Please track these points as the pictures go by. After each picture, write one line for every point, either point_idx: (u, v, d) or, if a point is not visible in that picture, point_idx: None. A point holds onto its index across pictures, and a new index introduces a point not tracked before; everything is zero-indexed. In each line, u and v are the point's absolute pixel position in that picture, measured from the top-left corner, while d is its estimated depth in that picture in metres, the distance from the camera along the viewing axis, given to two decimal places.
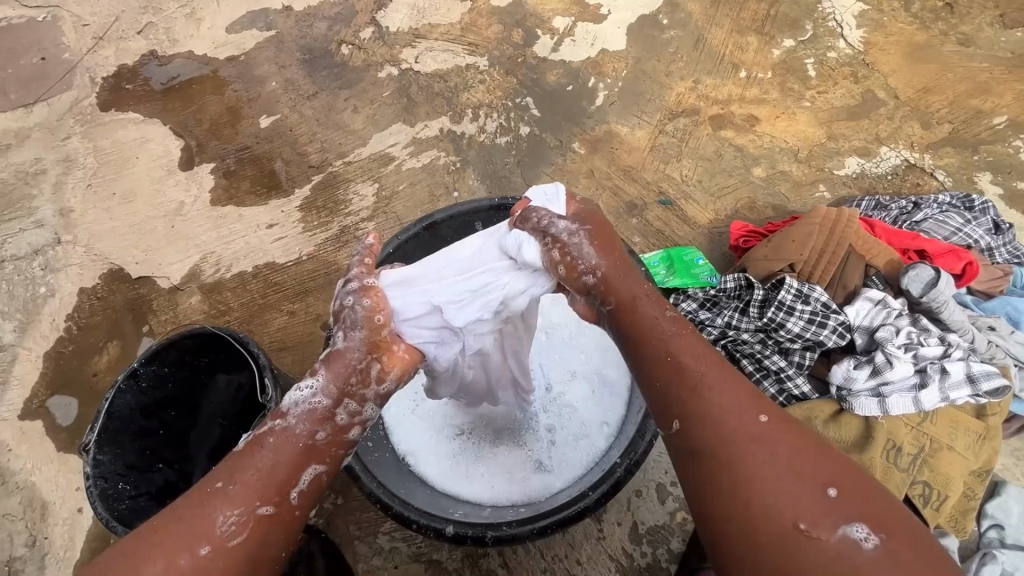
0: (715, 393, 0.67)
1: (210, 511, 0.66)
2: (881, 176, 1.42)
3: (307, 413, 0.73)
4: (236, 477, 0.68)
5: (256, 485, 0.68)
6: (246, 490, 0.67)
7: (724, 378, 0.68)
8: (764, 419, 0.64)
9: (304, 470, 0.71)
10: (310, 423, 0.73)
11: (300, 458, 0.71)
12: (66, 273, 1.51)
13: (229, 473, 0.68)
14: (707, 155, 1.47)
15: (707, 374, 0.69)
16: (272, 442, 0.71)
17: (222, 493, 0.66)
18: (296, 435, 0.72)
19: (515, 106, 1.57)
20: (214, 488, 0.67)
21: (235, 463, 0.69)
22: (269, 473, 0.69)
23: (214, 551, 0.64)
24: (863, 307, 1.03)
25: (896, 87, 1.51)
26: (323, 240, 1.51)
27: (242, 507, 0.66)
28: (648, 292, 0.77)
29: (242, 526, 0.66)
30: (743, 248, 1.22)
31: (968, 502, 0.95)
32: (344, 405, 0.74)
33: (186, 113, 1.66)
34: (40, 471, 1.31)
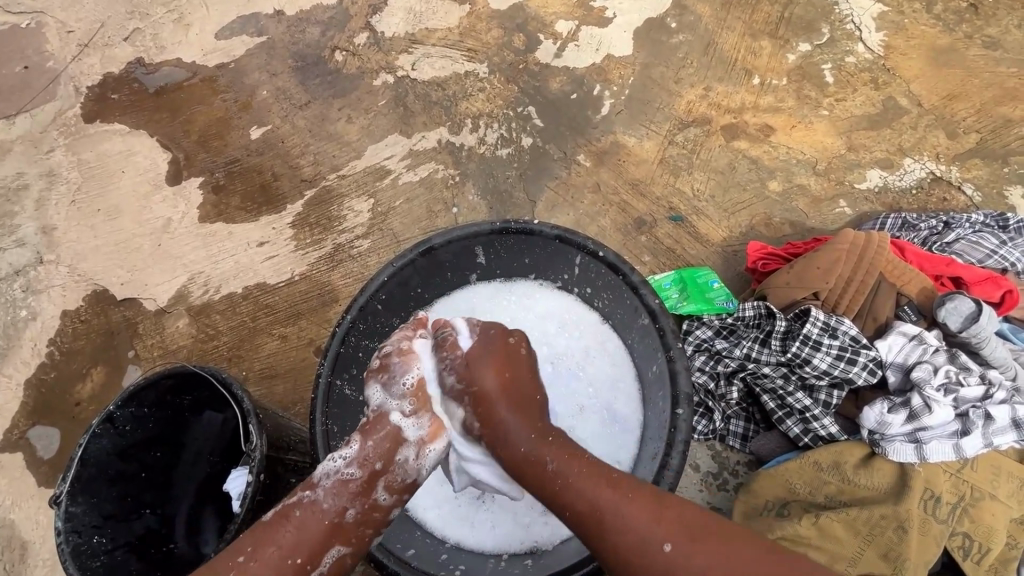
0: (624, 525, 0.66)
1: None
2: (904, 190, 1.35)
3: (337, 487, 0.73)
4: (257, 554, 0.69)
5: (278, 566, 0.69)
6: (266, 569, 0.68)
7: (624, 503, 0.67)
8: (668, 549, 0.64)
9: (326, 552, 0.71)
10: (338, 503, 0.72)
11: (325, 540, 0.71)
12: (48, 295, 1.45)
13: (251, 548, 0.69)
14: (720, 168, 1.40)
15: (617, 511, 0.67)
16: (296, 520, 0.71)
17: (243, 571, 0.68)
18: (326, 512, 0.72)
19: (516, 116, 1.49)
20: (237, 563, 0.69)
21: (260, 537, 0.70)
22: (292, 552, 0.69)
23: None
24: (896, 342, 0.98)
25: (919, 94, 1.43)
26: (316, 259, 1.44)
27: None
28: (542, 439, 0.74)
29: None
30: (760, 272, 1.15)
31: (1010, 552, 0.90)
32: (376, 484, 0.74)
33: (173, 125, 1.59)
34: (20, 508, 1.25)
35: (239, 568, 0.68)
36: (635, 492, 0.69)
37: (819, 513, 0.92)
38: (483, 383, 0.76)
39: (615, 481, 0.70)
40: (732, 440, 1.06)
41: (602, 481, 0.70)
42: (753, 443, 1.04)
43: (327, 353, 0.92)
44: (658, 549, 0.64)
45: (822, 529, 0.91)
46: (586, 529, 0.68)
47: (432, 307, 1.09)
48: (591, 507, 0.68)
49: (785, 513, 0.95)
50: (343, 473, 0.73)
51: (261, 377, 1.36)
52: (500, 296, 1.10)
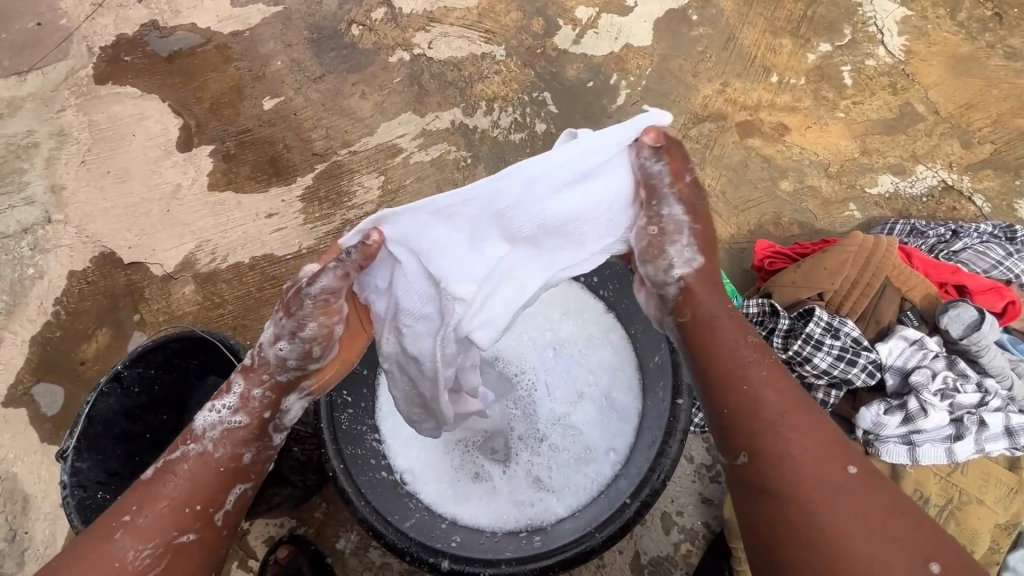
0: (802, 438, 0.69)
1: (116, 545, 0.67)
2: (915, 198, 1.35)
3: (224, 426, 0.74)
4: (147, 510, 0.69)
5: (169, 516, 0.69)
6: (158, 521, 0.68)
7: (800, 438, 0.69)
8: (852, 470, 0.66)
9: (226, 492, 0.73)
10: (227, 451, 0.73)
11: (217, 479, 0.73)
12: (56, 255, 1.45)
13: (135, 505, 0.69)
14: (732, 164, 1.39)
15: (794, 423, 0.70)
16: (178, 475, 0.71)
17: (131, 527, 0.68)
18: (205, 467, 0.72)
19: (531, 101, 1.49)
20: (123, 521, 0.68)
21: (142, 494, 0.70)
22: (186, 502, 0.70)
23: None
24: (897, 346, 1.00)
25: (937, 101, 1.43)
26: (324, 234, 1.45)
27: (157, 540, 0.68)
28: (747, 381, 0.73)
29: (157, 557, 0.67)
30: (766, 270, 1.16)
31: (993, 555, 0.92)
32: (254, 427, 0.75)
33: (186, 90, 1.58)
34: (23, 462, 1.27)
35: (124, 527, 0.68)
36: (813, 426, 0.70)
37: None
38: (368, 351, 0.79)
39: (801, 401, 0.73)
40: None
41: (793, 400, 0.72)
42: None
43: None
44: (838, 476, 0.66)
45: None
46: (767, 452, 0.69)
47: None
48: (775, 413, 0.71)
49: None
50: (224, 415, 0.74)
51: None
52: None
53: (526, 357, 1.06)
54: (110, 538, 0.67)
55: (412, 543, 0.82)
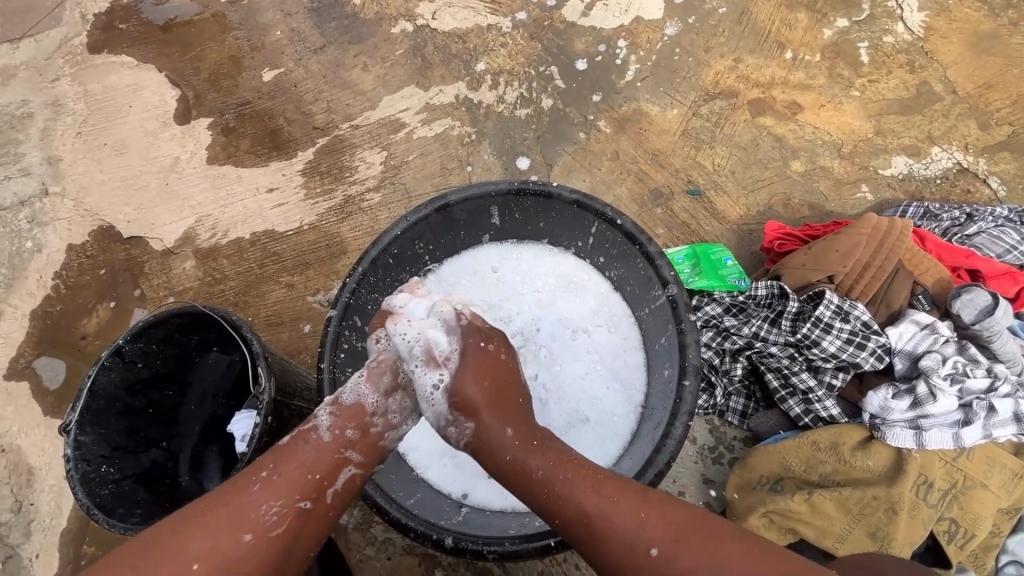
0: (614, 530, 0.66)
1: (252, 501, 0.68)
2: (929, 180, 1.32)
3: (333, 413, 0.76)
4: (280, 469, 0.71)
5: (298, 482, 0.70)
6: (288, 482, 0.70)
7: (613, 506, 0.68)
8: (652, 554, 0.64)
9: (341, 471, 0.73)
10: (337, 431, 0.75)
11: (334, 461, 0.73)
12: (54, 228, 1.43)
13: (273, 464, 0.71)
14: (743, 143, 1.36)
15: (603, 517, 0.67)
16: (313, 441, 0.73)
17: (268, 482, 0.69)
18: (332, 440, 0.74)
19: (538, 76, 1.45)
20: (260, 477, 0.70)
21: (278, 453, 0.73)
22: (311, 468, 0.72)
23: (255, 540, 0.66)
24: (908, 330, 0.99)
25: (955, 81, 1.39)
26: (326, 210, 1.42)
27: (283, 500, 0.69)
28: (529, 450, 0.74)
29: (282, 517, 0.68)
30: (776, 252, 1.14)
31: (993, 539, 0.93)
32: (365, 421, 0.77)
33: (183, 60, 1.54)
34: (26, 435, 1.28)
35: (262, 482, 0.70)
36: (628, 489, 0.69)
37: (813, 490, 0.94)
38: (462, 392, 0.76)
39: (596, 479, 0.70)
40: (731, 416, 1.07)
41: (587, 485, 0.70)
42: (751, 420, 1.05)
43: (337, 302, 0.92)
44: (644, 552, 0.65)
45: (813, 505, 0.93)
46: (568, 507, 0.69)
47: (442, 264, 1.09)
48: (578, 512, 0.68)
49: (778, 489, 0.97)
50: (342, 397, 0.78)
51: (266, 325, 1.34)
52: (511, 257, 1.10)
53: (526, 333, 1.05)
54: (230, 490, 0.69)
55: (416, 520, 0.82)
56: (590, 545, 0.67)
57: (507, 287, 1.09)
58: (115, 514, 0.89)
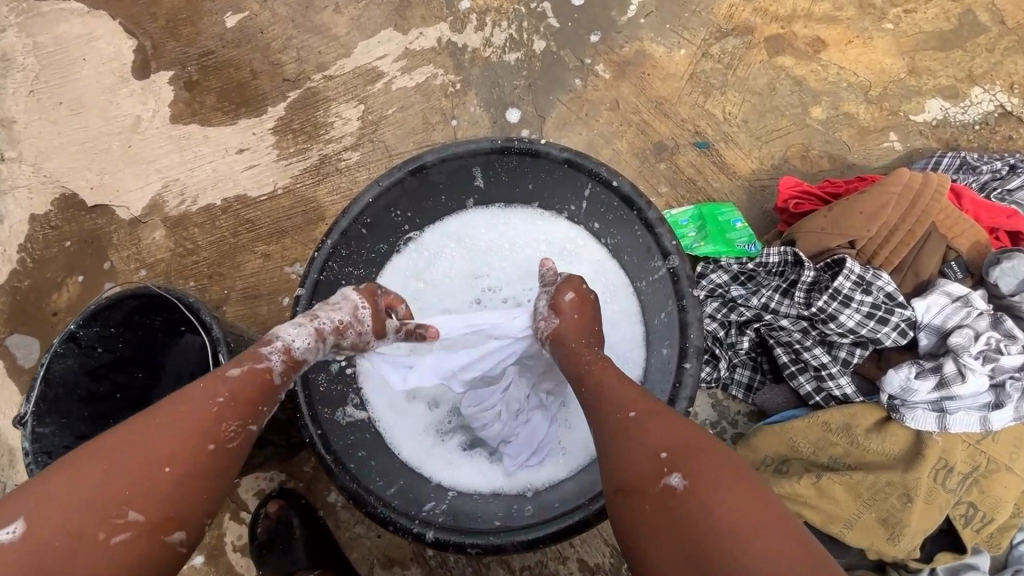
0: (641, 437, 0.61)
1: (210, 409, 0.63)
2: (965, 126, 1.18)
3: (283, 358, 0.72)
4: (228, 394, 0.65)
5: (249, 404, 0.66)
6: (241, 401, 0.66)
7: (651, 416, 0.63)
8: (660, 456, 0.58)
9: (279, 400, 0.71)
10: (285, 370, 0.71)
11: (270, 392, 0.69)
12: (14, 197, 1.34)
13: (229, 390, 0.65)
14: (758, 88, 1.22)
15: (638, 422, 0.63)
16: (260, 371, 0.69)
17: (224, 407, 0.64)
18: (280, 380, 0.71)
19: (529, 14, 1.29)
20: (213, 399, 0.64)
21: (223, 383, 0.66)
22: (258, 398, 0.68)
23: (211, 451, 0.62)
24: (937, 302, 0.89)
25: (1005, 8, 1.22)
26: (300, 172, 1.31)
27: (241, 419, 0.65)
28: (586, 359, 0.74)
29: (235, 435, 0.64)
30: (792, 212, 1.02)
31: (1012, 521, 0.88)
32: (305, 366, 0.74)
33: (136, 5, 1.39)
34: (5, 415, 1.24)
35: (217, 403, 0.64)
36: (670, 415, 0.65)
37: (822, 473, 0.88)
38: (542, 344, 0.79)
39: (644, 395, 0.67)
40: (735, 390, 1.00)
41: (629, 397, 0.66)
42: (757, 395, 0.99)
43: (305, 280, 0.87)
44: (653, 456, 0.59)
45: (821, 489, 0.87)
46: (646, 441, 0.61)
47: (422, 232, 1.00)
48: (615, 416, 0.65)
49: (783, 470, 0.91)
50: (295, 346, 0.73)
51: (243, 297, 1.26)
52: (497, 222, 1.01)
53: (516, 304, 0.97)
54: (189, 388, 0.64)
55: (395, 511, 0.78)
56: (610, 440, 0.64)
57: (495, 255, 1.00)
58: None
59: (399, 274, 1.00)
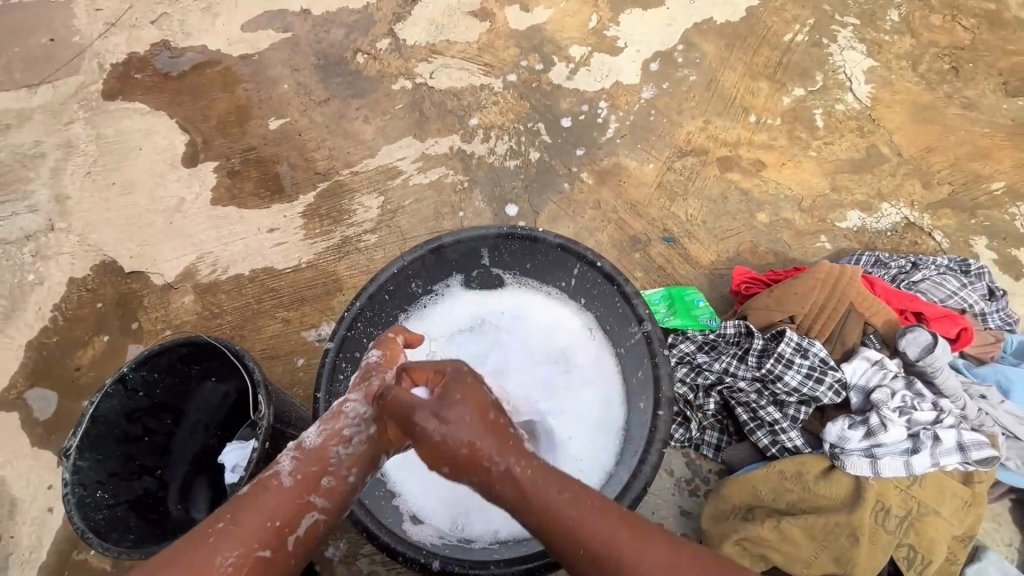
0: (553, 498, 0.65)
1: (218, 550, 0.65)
2: (880, 232, 1.45)
3: (295, 458, 0.74)
4: (238, 517, 0.68)
5: (257, 527, 0.67)
6: (251, 529, 0.67)
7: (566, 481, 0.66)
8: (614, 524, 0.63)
9: (302, 516, 0.70)
10: (291, 469, 0.72)
11: (290, 514, 0.70)
12: (57, 262, 1.48)
13: (231, 516, 0.68)
14: (713, 196, 1.49)
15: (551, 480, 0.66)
16: (274, 486, 0.71)
17: (224, 533, 0.67)
18: (295, 485, 0.72)
19: (526, 131, 1.58)
20: (216, 528, 0.67)
21: (251, 503, 0.70)
22: (270, 515, 0.69)
23: (237, 560, 0.65)
24: (861, 366, 1.07)
25: (900, 144, 1.55)
26: (323, 249, 1.50)
27: (241, 549, 0.66)
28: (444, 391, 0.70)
29: (240, 565, 0.65)
30: (743, 294, 1.25)
31: (950, 567, 0.99)
32: (321, 471, 0.73)
33: (194, 108, 1.65)
34: (11, 465, 1.28)
35: (221, 532, 0.67)
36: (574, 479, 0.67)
37: (781, 518, 1.00)
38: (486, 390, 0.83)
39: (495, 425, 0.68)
40: (706, 449, 1.13)
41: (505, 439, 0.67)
42: (725, 453, 1.12)
43: (336, 334, 0.98)
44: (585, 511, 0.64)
45: (782, 532, 0.99)
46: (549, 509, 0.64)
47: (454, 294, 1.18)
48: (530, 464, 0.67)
49: (750, 517, 1.03)
50: (307, 441, 0.76)
51: (261, 357, 1.39)
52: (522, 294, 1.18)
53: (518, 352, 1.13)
54: (257, 493, 0.70)
55: (404, 545, 0.84)
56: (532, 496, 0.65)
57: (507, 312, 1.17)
58: (109, 539, 0.89)
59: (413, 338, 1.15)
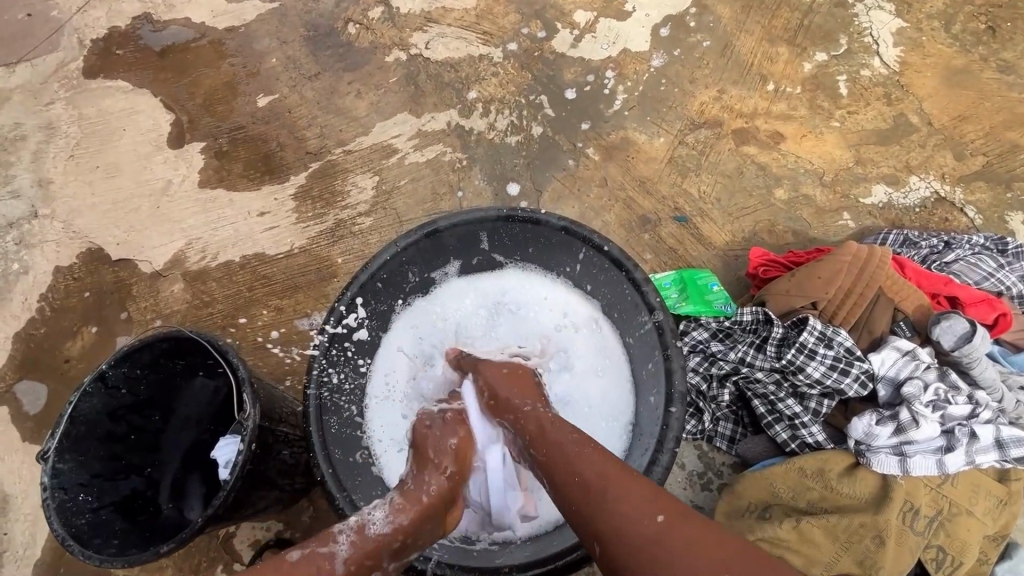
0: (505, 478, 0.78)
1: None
2: (907, 208, 1.35)
3: (384, 516, 0.72)
4: (318, 560, 0.66)
5: (335, 571, 0.66)
6: (327, 572, 0.66)
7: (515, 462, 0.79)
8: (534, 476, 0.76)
9: (369, 575, 0.69)
10: (374, 524, 0.71)
11: (360, 569, 0.68)
12: (42, 250, 1.43)
13: (313, 551, 0.67)
14: (728, 172, 1.39)
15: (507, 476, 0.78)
16: (355, 537, 0.69)
17: (304, 569, 0.65)
18: (371, 543, 0.70)
19: (528, 104, 1.48)
20: (294, 560, 0.66)
21: (329, 545, 0.68)
22: (346, 563, 0.67)
23: None
24: (890, 356, 1.00)
25: (931, 112, 1.44)
26: (317, 233, 1.43)
27: None
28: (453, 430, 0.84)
29: None
30: (760, 278, 1.17)
31: (981, 567, 0.95)
32: (396, 541, 0.72)
33: (177, 85, 1.56)
34: (4, 461, 1.25)
35: (298, 567, 0.65)
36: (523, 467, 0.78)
37: (800, 518, 0.95)
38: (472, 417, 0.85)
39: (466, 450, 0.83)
40: (720, 441, 1.08)
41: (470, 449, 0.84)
42: (739, 446, 1.07)
43: (326, 328, 0.91)
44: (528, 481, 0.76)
45: (802, 533, 0.94)
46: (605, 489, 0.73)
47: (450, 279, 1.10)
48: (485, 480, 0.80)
49: (766, 516, 0.98)
50: (372, 526, 0.71)
51: (255, 348, 1.34)
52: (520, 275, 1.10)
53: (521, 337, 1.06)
54: (340, 535, 0.69)
55: None
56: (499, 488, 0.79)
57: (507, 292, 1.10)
58: (91, 545, 0.87)
59: (407, 324, 1.08)
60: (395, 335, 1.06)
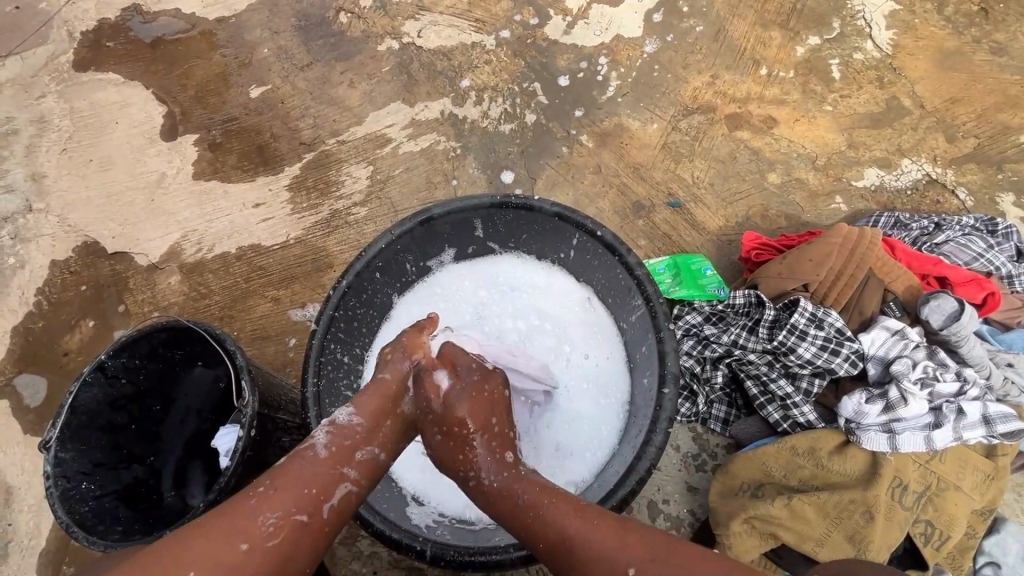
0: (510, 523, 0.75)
1: (251, 513, 0.67)
2: (899, 191, 1.36)
3: (331, 432, 0.76)
4: (277, 483, 0.70)
5: (296, 492, 0.70)
6: (285, 496, 0.69)
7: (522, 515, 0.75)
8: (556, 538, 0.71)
9: (339, 485, 0.73)
10: (334, 440, 0.76)
11: (323, 491, 0.71)
12: (37, 244, 1.43)
13: (272, 478, 0.71)
14: (721, 157, 1.40)
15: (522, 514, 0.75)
16: (311, 456, 0.73)
17: (263, 496, 0.69)
18: (331, 457, 0.74)
19: (521, 92, 1.48)
20: (257, 492, 0.69)
21: (283, 473, 0.71)
22: (308, 482, 0.71)
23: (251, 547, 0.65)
24: (880, 336, 1.03)
25: (923, 95, 1.44)
26: (312, 224, 1.43)
27: (280, 511, 0.68)
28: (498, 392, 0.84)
29: (278, 528, 0.67)
30: (753, 261, 1.18)
31: (968, 540, 0.98)
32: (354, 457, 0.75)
33: (169, 78, 1.55)
34: (5, 454, 1.26)
35: (259, 497, 0.69)
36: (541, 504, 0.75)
37: (792, 495, 0.97)
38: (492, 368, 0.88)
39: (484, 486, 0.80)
40: (714, 423, 1.10)
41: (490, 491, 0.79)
42: (733, 427, 1.09)
43: (322, 316, 0.91)
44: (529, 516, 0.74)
45: (794, 510, 0.96)
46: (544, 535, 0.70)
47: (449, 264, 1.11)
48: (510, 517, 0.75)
49: (759, 495, 1.00)
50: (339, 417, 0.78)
51: (252, 338, 1.35)
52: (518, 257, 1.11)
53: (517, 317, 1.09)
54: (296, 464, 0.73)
55: (399, 531, 0.81)
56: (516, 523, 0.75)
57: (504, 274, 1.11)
58: (95, 531, 0.88)
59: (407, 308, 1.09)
60: (397, 314, 1.08)
